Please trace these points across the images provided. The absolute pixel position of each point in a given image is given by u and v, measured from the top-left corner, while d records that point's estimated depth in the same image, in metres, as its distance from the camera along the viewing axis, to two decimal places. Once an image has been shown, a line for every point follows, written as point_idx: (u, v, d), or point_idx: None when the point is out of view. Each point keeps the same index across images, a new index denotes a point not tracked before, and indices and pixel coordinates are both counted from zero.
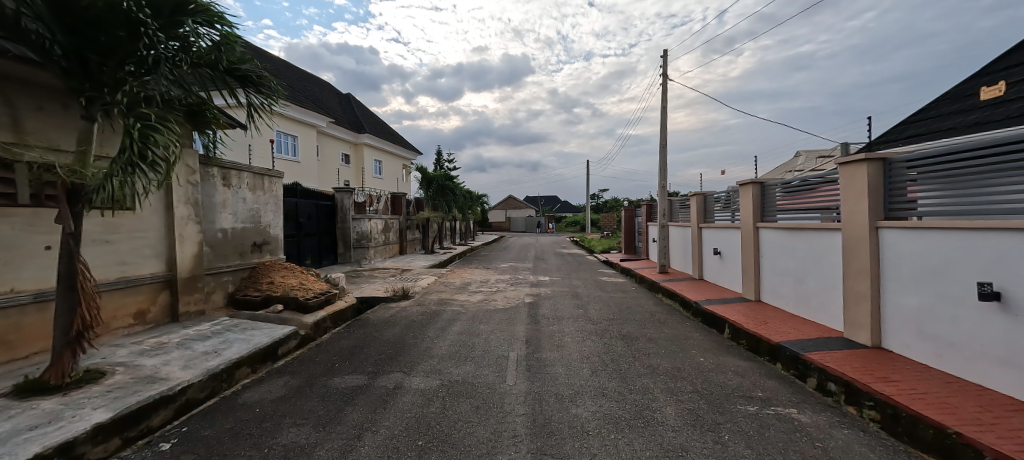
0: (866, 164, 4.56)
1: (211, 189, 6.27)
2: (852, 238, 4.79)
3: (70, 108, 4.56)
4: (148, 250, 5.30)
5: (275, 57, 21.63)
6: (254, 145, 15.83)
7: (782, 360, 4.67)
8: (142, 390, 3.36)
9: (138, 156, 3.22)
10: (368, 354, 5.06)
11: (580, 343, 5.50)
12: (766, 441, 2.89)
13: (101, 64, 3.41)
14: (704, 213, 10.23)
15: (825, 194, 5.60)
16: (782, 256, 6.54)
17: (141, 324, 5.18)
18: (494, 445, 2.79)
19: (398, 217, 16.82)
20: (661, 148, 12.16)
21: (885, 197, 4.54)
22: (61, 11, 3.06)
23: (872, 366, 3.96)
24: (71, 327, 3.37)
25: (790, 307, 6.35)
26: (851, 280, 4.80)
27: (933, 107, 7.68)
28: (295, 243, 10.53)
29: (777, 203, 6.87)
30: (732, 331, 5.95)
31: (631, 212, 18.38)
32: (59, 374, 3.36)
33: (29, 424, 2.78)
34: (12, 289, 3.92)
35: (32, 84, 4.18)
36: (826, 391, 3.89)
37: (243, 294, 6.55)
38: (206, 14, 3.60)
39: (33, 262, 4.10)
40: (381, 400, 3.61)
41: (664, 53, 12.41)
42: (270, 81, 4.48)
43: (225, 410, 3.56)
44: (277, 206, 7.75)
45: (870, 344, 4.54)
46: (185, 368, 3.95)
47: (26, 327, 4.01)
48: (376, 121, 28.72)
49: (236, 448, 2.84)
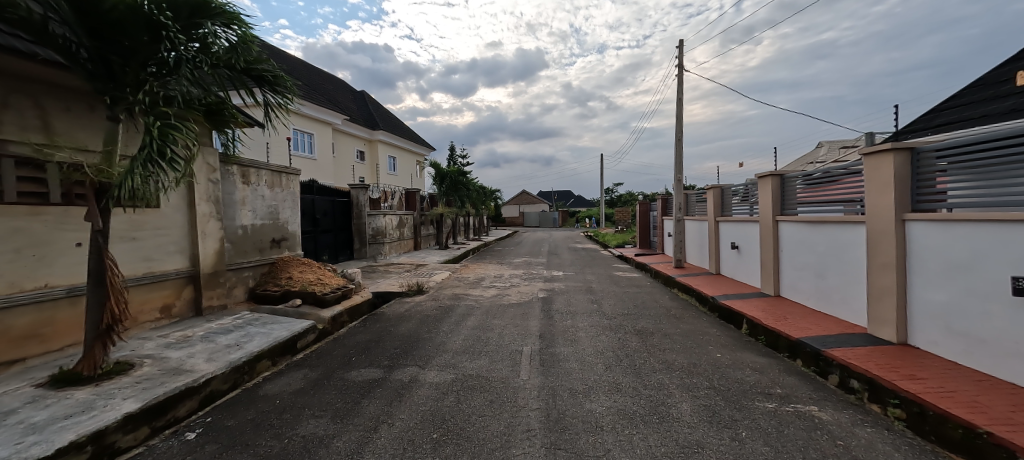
0: (892, 154, 4.40)
1: (231, 187, 6.43)
2: (876, 230, 4.64)
3: (96, 109, 4.70)
4: (171, 246, 5.46)
5: (291, 56, 21.92)
6: (272, 144, 16.14)
7: (803, 357, 4.55)
8: (169, 382, 3.47)
9: (156, 153, 3.32)
10: (383, 348, 5.13)
11: (595, 338, 5.47)
12: (785, 439, 2.84)
13: (123, 65, 3.49)
14: (722, 207, 10.05)
15: (848, 186, 5.44)
16: (801, 250, 6.39)
17: (166, 317, 5.36)
18: (508, 439, 2.81)
19: (413, 212, 16.98)
20: (677, 142, 11.97)
21: (913, 187, 4.36)
22: (85, 14, 3.18)
23: (896, 363, 3.84)
24: (102, 321, 3.49)
25: (810, 302, 6.20)
26: (875, 275, 4.65)
27: (966, 94, 7.31)
28: (312, 239, 10.71)
29: (797, 196, 6.67)
30: (750, 327, 5.84)
31: (646, 207, 18.10)
32: (91, 366, 3.50)
33: (65, 413, 2.91)
34: (46, 284, 4.10)
35: (60, 87, 4.32)
36: (849, 389, 3.78)
37: (263, 289, 6.70)
38: (226, 16, 3.68)
39: (64, 258, 4.26)
40: (397, 394, 3.66)
41: (679, 44, 12.18)
42: (285, 81, 4.52)
43: (247, 401, 3.67)
44: (295, 203, 7.91)
45: (895, 341, 4.39)
46: (209, 361, 4.07)
47: (60, 321, 4.17)
48: (391, 118, 28.97)
49: (258, 438, 2.92)
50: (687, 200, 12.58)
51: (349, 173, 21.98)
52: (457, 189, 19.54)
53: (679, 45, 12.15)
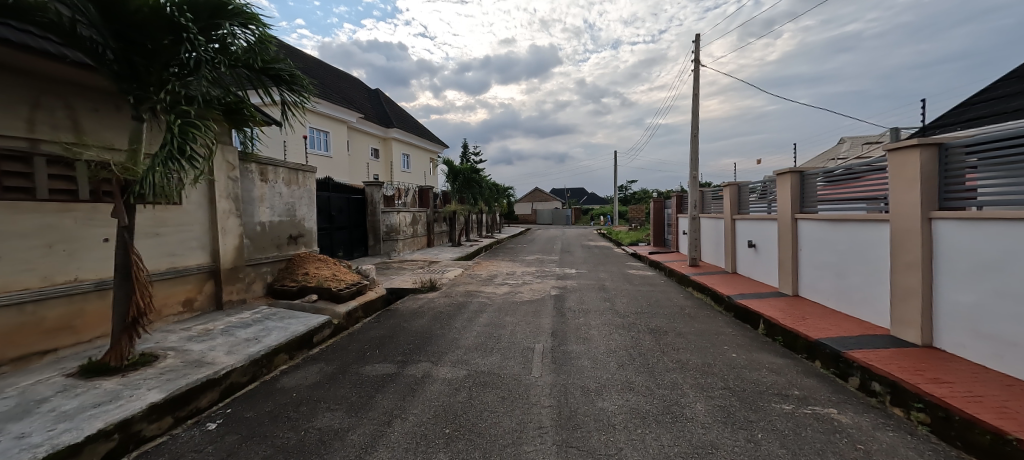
0: (918, 149, 4.25)
1: (250, 184, 6.58)
2: (901, 229, 4.49)
3: (122, 109, 4.85)
4: (193, 241, 5.61)
5: (307, 55, 22.25)
6: (289, 142, 16.44)
7: (822, 358, 4.45)
8: (191, 374, 3.58)
9: (177, 150, 3.42)
10: (397, 344, 5.20)
11: (607, 336, 5.44)
12: (802, 441, 2.78)
13: (147, 66, 3.59)
14: (739, 204, 9.86)
15: (871, 183, 5.28)
16: (821, 249, 6.23)
17: (188, 311, 5.53)
18: (519, 436, 2.82)
19: (426, 210, 17.10)
20: (693, 138, 11.76)
21: (941, 184, 4.21)
22: (111, 17, 3.28)
23: (921, 366, 3.72)
24: (127, 314, 3.61)
25: (830, 302, 6.05)
26: (899, 275, 4.51)
27: (998, 87, 7.01)
28: (327, 235, 10.89)
29: (817, 193, 6.50)
30: (767, 327, 5.73)
31: (661, 204, 17.86)
32: (118, 357, 3.64)
33: (94, 402, 3.03)
34: (76, 278, 4.26)
35: (88, 88, 4.47)
36: (870, 392, 3.68)
37: (280, 284, 6.84)
38: (243, 16, 3.75)
39: (93, 253, 4.42)
40: (410, 389, 3.71)
41: (696, 38, 11.95)
42: (301, 80, 4.59)
43: (266, 393, 3.77)
44: (311, 200, 8.05)
45: (919, 343, 4.26)
46: (229, 354, 4.18)
47: (89, 314, 4.34)
48: (405, 115, 29.19)
49: (276, 430, 2.99)
50: (703, 197, 12.38)
51: (364, 171, 22.25)
52: (470, 187, 19.59)
53: (696, 39, 11.92)
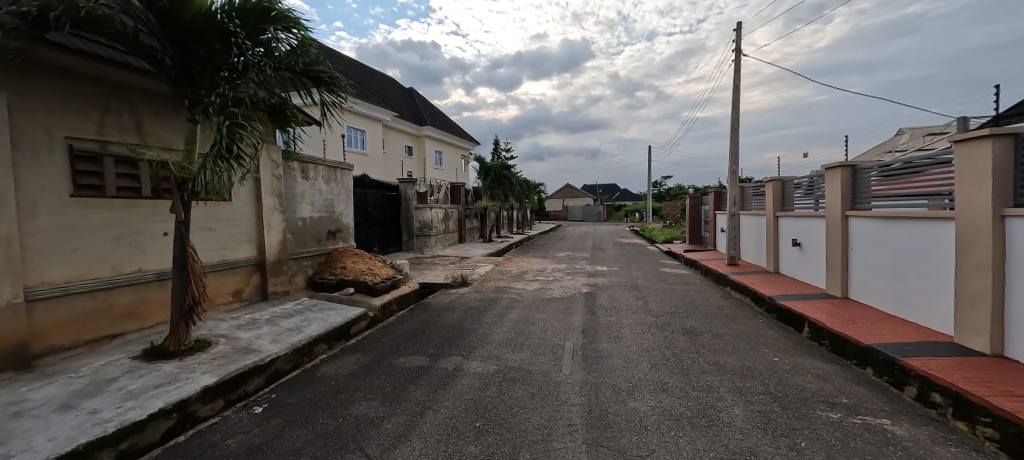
0: (990, 140, 3.87)
1: (292, 181, 6.90)
2: (968, 227, 4.12)
3: (179, 112, 5.20)
4: (242, 236, 5.96)
5: (345, 57, 23.00)
6: (328, 141, 17.10)
7: (874, 365, 4.16)
8: (240, 360, 3.81)
9: (226, 149, 3.62)
10: (429, 337, 5.31)
11: (640, 336, 5.33)
12: (850, 452, 2.62)
13: (201, 71, 3.83)
14: (782, 200, 9.35)
15: (934, 177, 4.87)
16: (875, 249, 5.82)
17: (237, 301, 5.88)
18: (549, 432, 2.82)
19: (458, 206, 17.33)
20: (733, 132, 11.25)
21: (1016, 178, 3.82)
22: (169, 26, 3.53)
23: (990, 377, 3.41)
24: (184, 302, 3.90)
25: (884, 306, 5.64)
26: (966, 278, 4.14)
27: None
28: (363, 231, 11.26)
29: (871, 189, 6.07)
30: (813, 330, 5.42)
31: (698, 201, 17.22)
32: (176, 342, 3.94)
33: (155, 383, 3.29)
34: (140, 268, 4.63)
35: (150, 93, 4.83)
36: (930, 403, 3.41)
37: (320, 277, 7.15)
38: (286, 20, 3.92)
39: (154, 246, 4.79)
40: (442, 382, 3.78)
41: (738, 26, 11.38)
42: (340, 81, 4.75)
43: (307, 381, 3.96)
44: (349, 197, 8.34)
45: (988, 353, 3.89)
46: (274, 342, 4.42)
47: (151, 301, 4.71)
48: (437, 113, 29.66)
49: (316, 416, 3.14)
50: (743, 193, 11.83)
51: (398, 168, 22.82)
52: (501, 183, 19.66)
53: (737, 27, 11.35)
